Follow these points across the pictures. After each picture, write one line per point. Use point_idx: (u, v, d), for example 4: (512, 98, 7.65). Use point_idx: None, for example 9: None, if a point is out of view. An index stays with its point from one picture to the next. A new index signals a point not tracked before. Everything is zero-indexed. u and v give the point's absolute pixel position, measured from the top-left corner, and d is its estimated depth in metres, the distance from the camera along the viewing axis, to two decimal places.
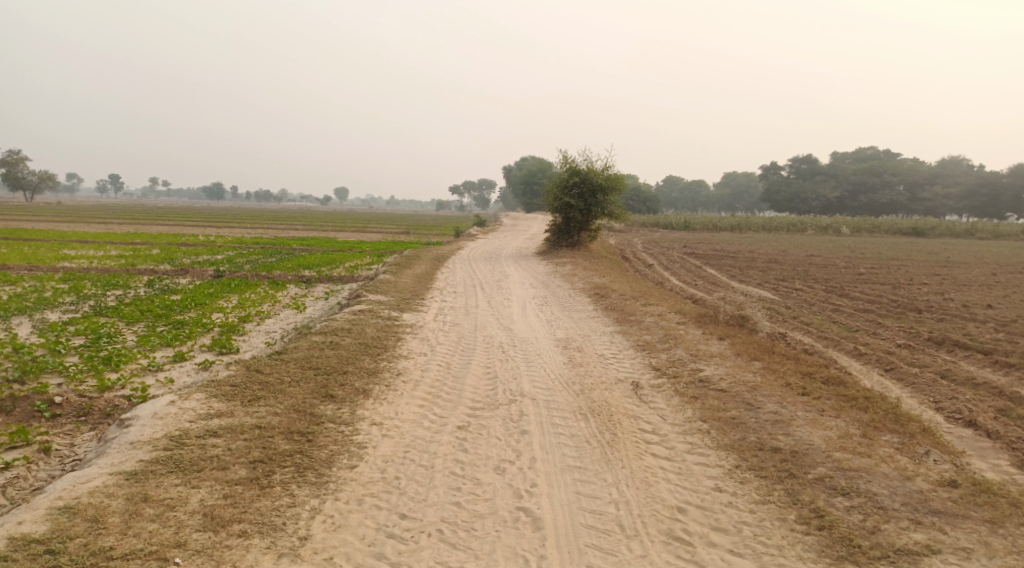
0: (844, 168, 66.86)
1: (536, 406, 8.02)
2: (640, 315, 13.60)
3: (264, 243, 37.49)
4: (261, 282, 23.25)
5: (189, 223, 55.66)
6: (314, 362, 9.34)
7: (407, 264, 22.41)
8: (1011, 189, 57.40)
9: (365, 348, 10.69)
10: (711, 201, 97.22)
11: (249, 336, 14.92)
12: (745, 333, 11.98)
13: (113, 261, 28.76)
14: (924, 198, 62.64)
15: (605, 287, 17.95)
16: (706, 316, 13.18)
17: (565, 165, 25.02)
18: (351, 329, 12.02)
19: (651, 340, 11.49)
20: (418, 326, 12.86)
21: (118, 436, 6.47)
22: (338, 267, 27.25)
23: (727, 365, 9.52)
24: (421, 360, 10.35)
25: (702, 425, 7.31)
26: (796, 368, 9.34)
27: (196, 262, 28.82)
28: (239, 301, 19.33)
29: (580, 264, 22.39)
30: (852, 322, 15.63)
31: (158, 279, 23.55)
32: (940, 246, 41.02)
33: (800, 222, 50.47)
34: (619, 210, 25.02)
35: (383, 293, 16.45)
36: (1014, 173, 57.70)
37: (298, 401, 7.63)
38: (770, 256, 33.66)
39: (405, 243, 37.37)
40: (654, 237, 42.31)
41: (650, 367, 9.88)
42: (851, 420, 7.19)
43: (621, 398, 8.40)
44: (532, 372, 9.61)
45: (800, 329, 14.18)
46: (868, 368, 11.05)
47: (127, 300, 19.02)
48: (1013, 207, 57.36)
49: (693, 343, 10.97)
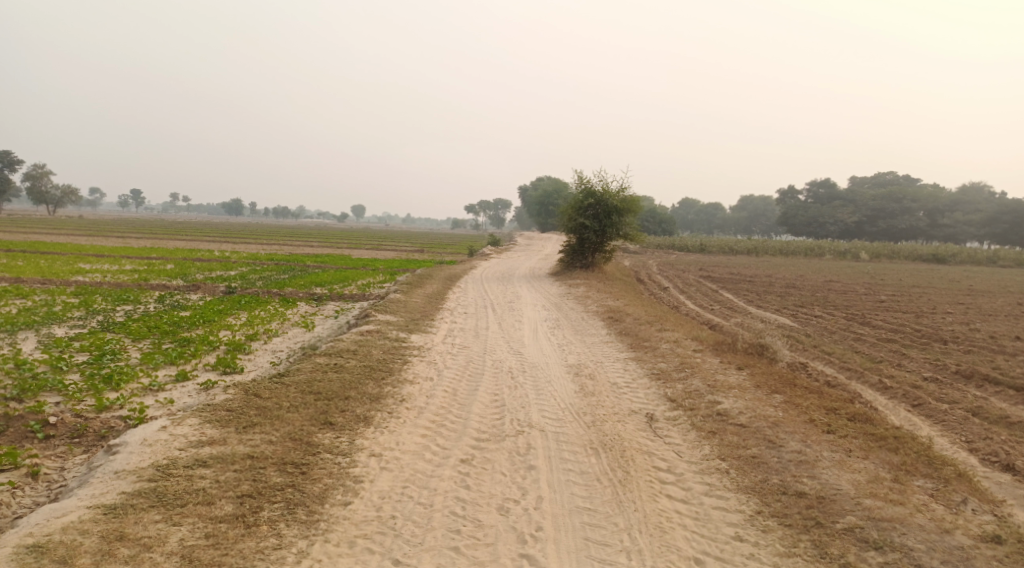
0: (863, 193, 66.09)
1: (544, 438, 7.64)
2: (655, 341, 13.18)
3: (278, 259, 37.41)
4: (272, 300, 23.05)
5: (204, 238, 55.80)
6: (315, 386, 9.01)
7: (418, 284, 22.13)
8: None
9: (370, 371, 10.36)
10: (728, 224, 96.55)
11: (255, 355, 14.65)
12: (764, 363, 11.53)
13: (126, 275, 28.74)
14: (944, 224, 61.64)
15: (619, 311, 17.55)
16: (723, 343, 12.75)
17: (580, 186, 24.72)
18: (357, 351, 11.69)
19: (666, 368, 11.07)
20: (426, 349, 12.53)
21: (104, 464, 6.15)
22: (349, 285, 27.00)
23: (746, 398, 9.09)
24: (427, 385, 9.99)
25: (720, 463, 6.90)
26: (819, 403, 8.89)
27: (209, 277, 28.73)
28: (248, 318, 19.11)
29: (594, 286, 22.00)
30: (875, 352, 15.10)
31: (168, 295, 23.39)
32: (962, 274, 40.19)
33: (818, 247, 49.74)
34: (634, 233, 24.65)
35: (392, 313, 16.14)
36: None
37: (295, 429, 7.29)
38: (788, 281, 33.07)
39: (418, 261, 37.11)
40: (669, 260, 41.80)
41: (665, 398, 9.46)
42: (880, 462, 6.76)
43: (634, 431, 8.00)
44: (541, 400, 9.22)
45: (821, 359, 13.69)
46: (895, 402, 10.56)
47: (136, 315, 18.87)
48: None
49: (710, 373, 10.53)
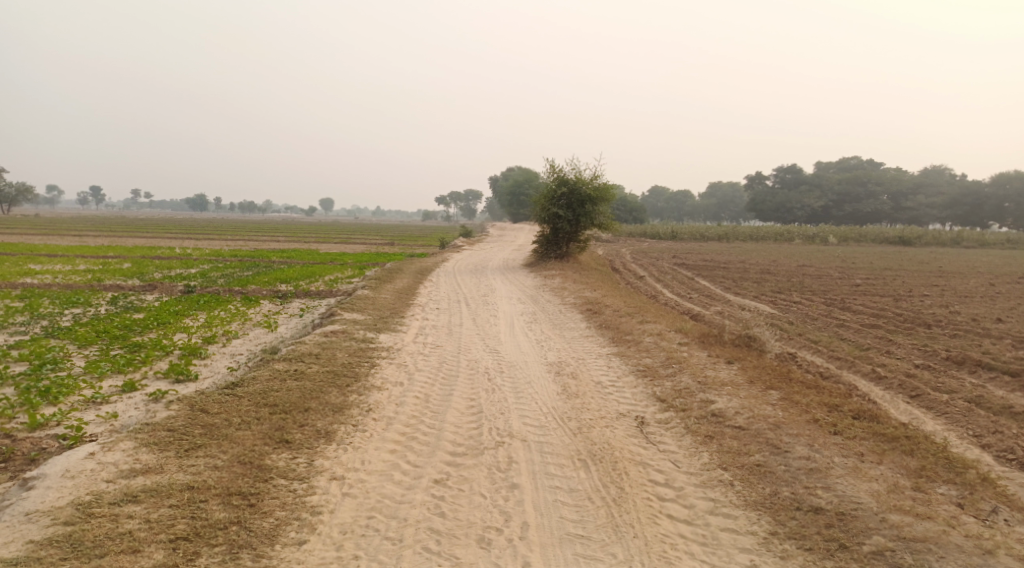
0: (829, 178, 66.41)
1: (527, 450, 6.90)
2: (638, 335, 12.46)
3: (243, 256, 36.12)
4: (234, 298, 22.00)
5: (167, 235, 54.22)
6: (271, 398, 8.13)
7: (387, 278, 21.23)
8: (994, 198, 56.61)
9: (334, 378, 9.51)
10: (697, 212, 96.77)
11: (212, 360, 13.68)
12: (754, 356, 10.92)
13: (79, 276, 27.40)
14: (908, 207, 62.19)
15: (597, 302, 16.90)
16: (709, 335, 12.09)
17: (552, 174, 23.99)
18: (320, 354, 10.79)
19: (652, 365, 10.38)
20: (395, 350, 11.68)
21: (14, 503, 5.26)
22: (316, 281, 25.94)
23: (741, 396, 8.43)
24: (396, 391, 9.17)
25: (723, 474, 6.24)
26: (820, 398, 8.26)
27: (168, 276, 27.47)
28: (206, 319, 18.05)
29: (569, 277, 21.28)
30: (861, 339, 14.60)
31: (122, 296, 22.19)
32: (929, 255, 40.34)
33: (787, 232, 49.75)
34: (608, 221, 24.00)
35: (359, 311, 15.25)
36: (997, 182, 56.99)
37: (245, 451, 6.44)
38: (762, 266, 32.73)
39: (388, 254, 36.05)
40: (641, 248, 41.31)
41: (654, 398, 8.77)
42: (898, 468, 6.15)
43: (625, 438, 7.29)
44: (521, 405, 8.47)
45: (808, 349, 13.13)
46: (893, 393, 10.00)
47: (86, 319, 17.72)
48: (996, 216, 56.90)
49: (699, 368, 9.86)
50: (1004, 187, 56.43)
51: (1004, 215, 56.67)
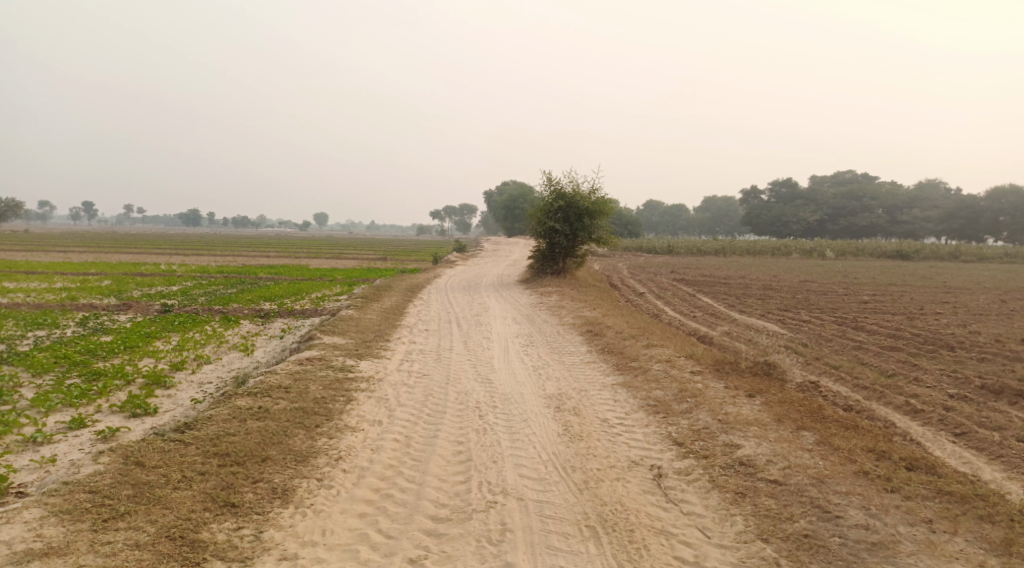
0: (823, 192, 65.64)
1: (525, 515, 5.80)
2: (644, 362, 11.33)
3: (229, 272, 34.81)
4: (212, 319, 20.77)
5: (156, 251, 52.92)
6: (224, 445, 6.95)
7: (374, 296, 20.05)
8: (989, 212, 55.75)
9: (305, 416, 8.32)
10: (692, 226, 95.92)
11: (178, 389, 12.48)
12: (776, 386, 9.78)
13: (53, 295, 26.09)
14: (903, 221, 61.32)
15: (597, 322, 15.76)
16: (723, 362, 10.93)
17: (548, 187, 22.91)
18: (291, 387, 9.58)
19: (664, 398, 9.23)
20: (376, 380, 10.47)
21: None
22: (302, 299, 24.69)
23: (770, 439, 7.30)
24: (373, 432, 7.98)
25: (764, 549, 5.26)
26: (862, 441, 7.12)
27: (147, 295, 26.20)
28: (178, 342, 16.80)
29: (567, 295, 20.13)
30: (884, 364, 13.47)
31: (93, 317, 20.93)
32: (930, 270, 39.38)
33: (784, 246, 48.78)
34: (607, 235, 22.89)
35: (340, 334, 14.05)
36: (992, 196, 56.27)
37: (178, 519, 5.29)
38: (763, 282, 31.61)
39: (379, 270, 34.82)
40: (638, 263, 40.17)
41: (669, 441, 7.61)
42: (975, 544, 5.10)
43: (641, 495, 6.16)
44: (517, 450, 7.30)
45: (829, 376, 11.96)
46: (936, 429, 8.87)
47: (47, 343, 16.40)
48: (992, 231, 55.83)
49: (719, 403, 8.72)
50: (999, 200, 55.34)
51: (1000, 229, 55.59)
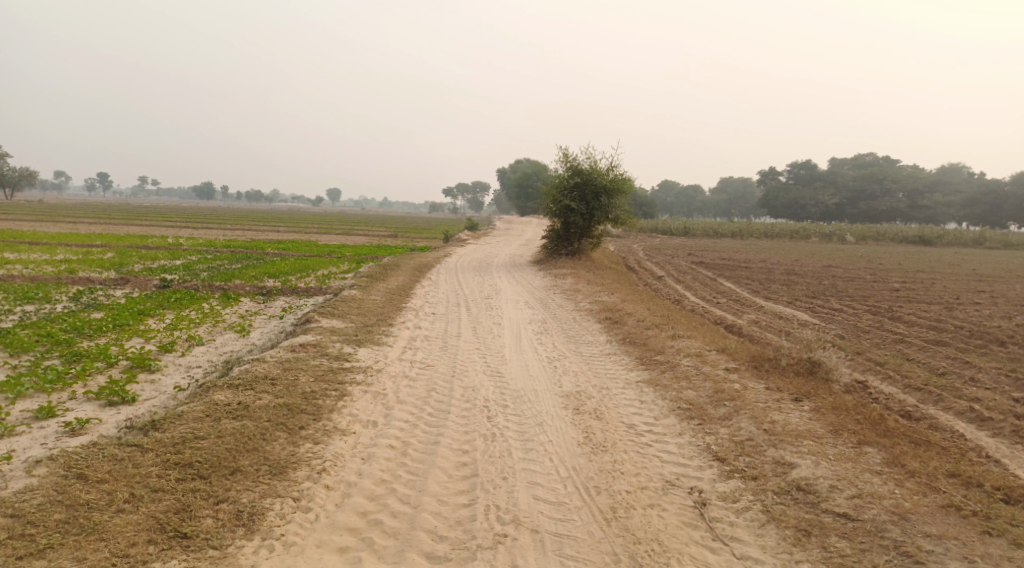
0: (843, 175, 63.73)
1: (542, 557, 4.86)
2: (672, 355, 10.21)
3: (235, 247, 33.78)
4: (211, 295, 19.76)
5: (166, 224, 52.12)
6: (187, 453, 5.89)
7: (381, 275, 18.95)
8: (1013, 198, 53.80)
9: (289, 416, 7.28)
10: (707, 208, 94.14)
11: (163, 374, 11.47)
12: (824, 389, 8.63)
13: (52, 267, 25.18)
14: (923, 206, 59.34)
15: (616, 308, 14.64)
16: (761, 359, 9.76)
17: (564, 164, 21.67)
18: (278, 379, 8.53)
19: (698, 400, 8.11)
20: (374, 371, 9.39)
21: None
22: (308, 277, 23.64)
23: (830, 458, 6.21)
24: (366, 436, 6.92)
25: None
26: (941, 464, 6.03)
27: (148, 269, 25.22)
28: (172, 321, 15.81)
29: (583, 277, 18.96)
30: (931, 360, 12.26)
31: (88, 291, 19.96)
32: (955, 257, 37.81)
33: (803, 229, 47.23)
34: (625, 216, 21.66)
35: (340, 317, 13.00)
36: (1016, 181, 54.26)
37: (109, 558, 4.50)
38: (786, 266, 30.28)
39: (388, 248, 33.70)
40: (655, 244, 38.84)
41: (709, 455, 6.51)
42: None
43: (681, 529, 5.18)
44: (530, 464, 6.23)
45: (875, 373, 10.78)
46: (1012, 443, 7.71)
47: (33, 319, 15.43)
48: (1015, 217, 53.80)
49: (762, 409, 7.61)
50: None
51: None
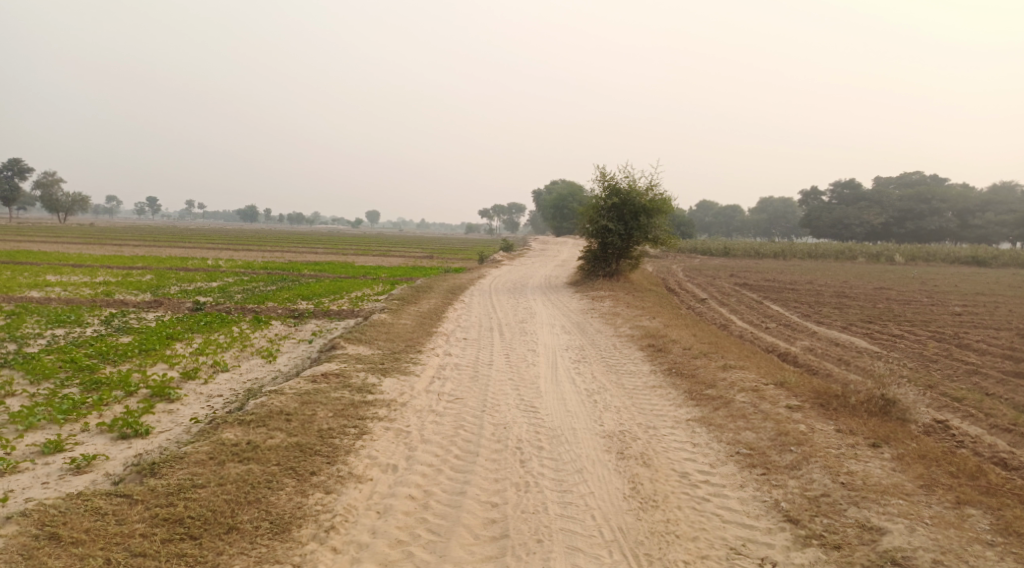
0: (889, 194, 61.44)
1: None
2: (725, 390, 9.25)
3: (272, 268, 33.63)
4: (242, 319, 19.32)
5: (207, 245, 52.69)
6: (177, 506, 5.24)
7: (413, 297, 18.33)
8: None
9: (300, 458, 6.55)
10: (746, 228, 91.95)
11: (183, 404, 10.90)
12: (905, 433, 7.56)
13: (90, 290, 25.17)
14: (975, 225, 56.68)
15: (659, 334, 13.70)
16: (827, 395, 8.73)
17: (602, 183, 20.83)
18: (293, 414, 7.82)
19: (760, 444, 7.16)
20: (399, 406, 8.62)
21: None
22: (341, 299, 23.14)
23: (925, 522, 5.25)
24: (385, 482, 6.16)
25: None
26: None
27: (184, 291, 25.03)
28: (200, 345, 15.38)
29: (622, 300, 18.06)
30: (1012, 396, 10.99)
31: (121, 314, 19.74)
32: (1016, 278, 35.62)
33: (849, 250, 45.38)
34: (665, 236, 20.65)
35: (367, 343, 12.31)
36: None
37: None
38: (836, 289, 28.76)
39: (424, 269, 33.15)
40: (696, 265, 37.61)
41: (778, 514, 5.59)
42: None
43: None
44: (570, 524, 5.41)
45: (954, 411, 9.62)
46: None
47: (61, 344, 15.14)
48: None
49: (836, 456, 6.63)
50: None
51: None
